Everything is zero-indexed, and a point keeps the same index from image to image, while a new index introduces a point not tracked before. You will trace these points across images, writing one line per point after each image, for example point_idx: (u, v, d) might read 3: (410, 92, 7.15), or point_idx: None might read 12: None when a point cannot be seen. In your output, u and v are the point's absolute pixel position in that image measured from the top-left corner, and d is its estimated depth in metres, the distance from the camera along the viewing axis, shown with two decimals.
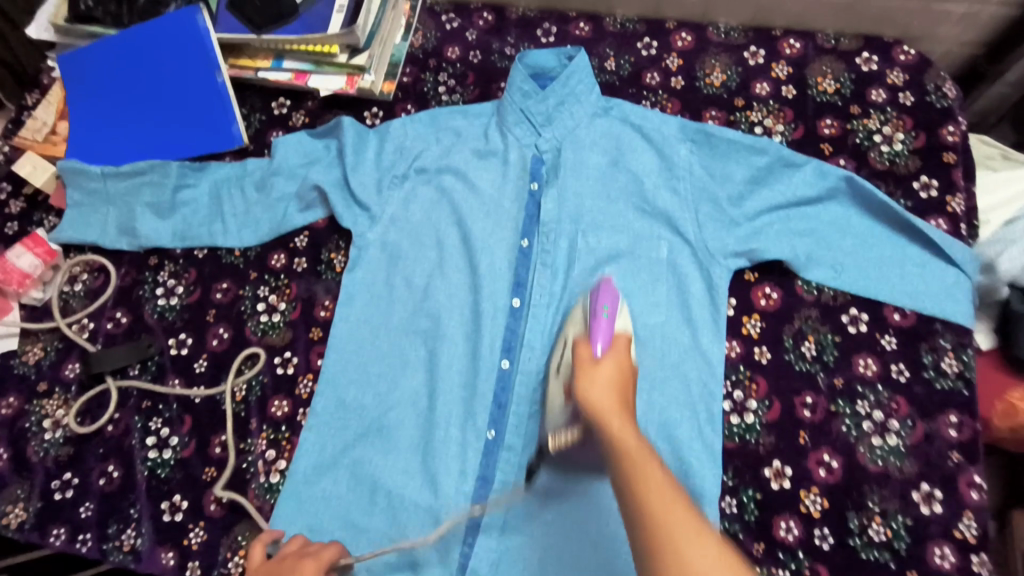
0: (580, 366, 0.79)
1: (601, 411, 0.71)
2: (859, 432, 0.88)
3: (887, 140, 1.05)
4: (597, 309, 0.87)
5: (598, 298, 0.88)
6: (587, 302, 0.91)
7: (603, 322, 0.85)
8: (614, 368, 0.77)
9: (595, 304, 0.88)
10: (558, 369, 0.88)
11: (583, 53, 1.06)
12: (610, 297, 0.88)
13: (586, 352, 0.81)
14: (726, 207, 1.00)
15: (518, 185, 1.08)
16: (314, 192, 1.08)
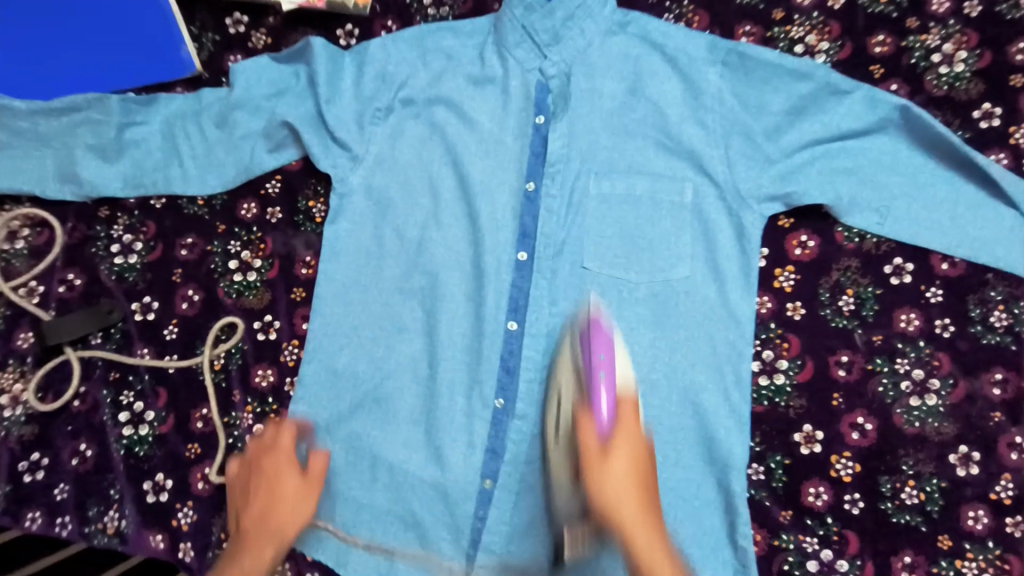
0: (590, 459, 0.69)
1: (628, 528, 0.65)
2: (897, 393, 0.82)
3: (947, 60, 0.91)
4: (592, 359, 0.77)
5: (592, 347, 0.78)
6: (576, 340, 0.81)
7: (602, 382, 0.75)
8: (628, 460, 0.69)
9: (588, 354, 0.78)
10: (556, 439, 0.79)
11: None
12: (604, 345, 0.78)
13: (592, 440, 0.70)
14: (761, 141, 0.88)
15: (522, 118, 0.93)
16: (284, 129, 0.93)
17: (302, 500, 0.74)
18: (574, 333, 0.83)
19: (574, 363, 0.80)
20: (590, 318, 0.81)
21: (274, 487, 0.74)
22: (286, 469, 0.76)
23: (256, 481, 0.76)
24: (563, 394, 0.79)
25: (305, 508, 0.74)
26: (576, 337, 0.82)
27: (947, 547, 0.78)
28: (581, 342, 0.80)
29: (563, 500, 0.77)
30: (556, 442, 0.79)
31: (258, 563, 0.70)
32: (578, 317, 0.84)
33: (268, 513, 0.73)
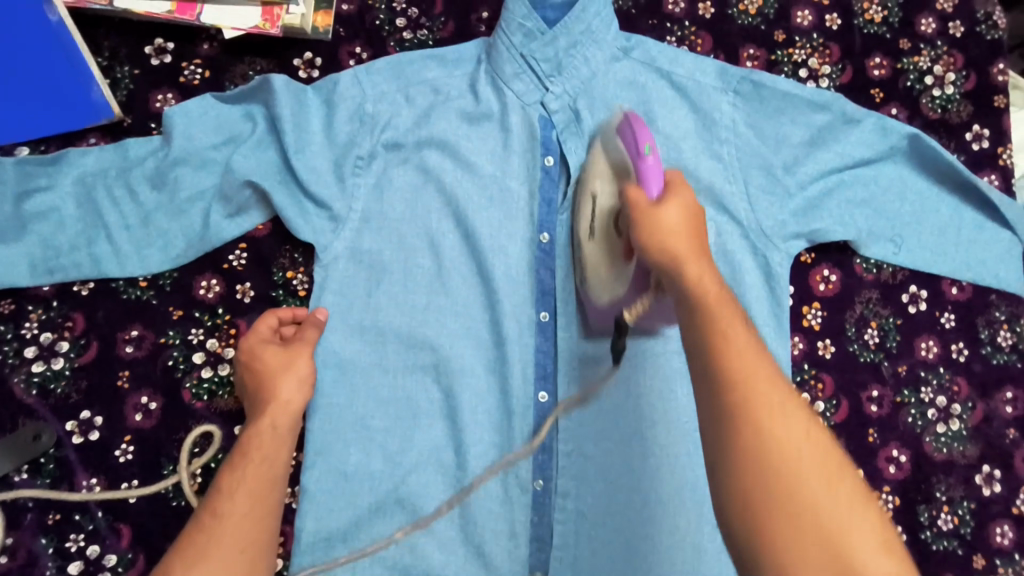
0: (637, 214, 0.61)
1: (679, 259, 0.57)
2: (925, 421, 0.83)
3: (938, 82, 0.91)
4: (638, 149, 0.67)
5: (638, 140, 0.67)
6: (611, 143, 0.74)
7: (648, 164, 0.65)
8: (679, 209, 0.61)
9: (633, 148, 0.67)
10: (592, 231, 0.75)
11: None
12: (647, 134, 0.68)
13: (640, 197, 0.62)
14: (779, 174, 0.83)
15: (527, 160, 0.83)
16: (247, 189, 0.78)
17: (292, 362, 0.70)
18: (607, 137, 0.75)
19: (610, 162, 0.73)
20: (627, 116, 0.71)
21: (260, 362, 0.71)
22: (264, 344, 0.73)
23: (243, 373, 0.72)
24: (596, 185, 0.74)
25: (302, 366, 0.70)
26: (609, 134, 0.75)
27: (982, 567, 0.80)
28: (619, 133, 0.71)
29: (602, 290, 0.73)
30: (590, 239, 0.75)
31: (274, 431, 0.66)
32: (610, 125, 0.75)
33: (267, 389, 0.69)
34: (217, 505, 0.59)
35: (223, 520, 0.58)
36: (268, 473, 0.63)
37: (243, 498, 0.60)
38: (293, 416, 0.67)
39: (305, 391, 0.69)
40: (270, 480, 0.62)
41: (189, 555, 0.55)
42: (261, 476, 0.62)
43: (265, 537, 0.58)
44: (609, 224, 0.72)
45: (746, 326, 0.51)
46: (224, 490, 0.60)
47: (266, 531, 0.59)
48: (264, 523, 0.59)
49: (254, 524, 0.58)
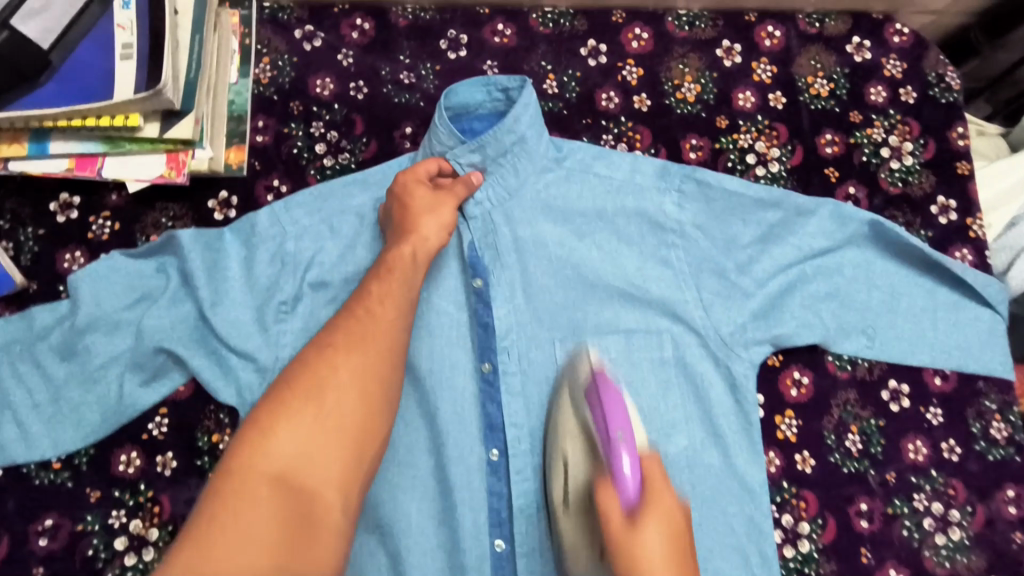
0: (614, 531, 0.60)
1: None
2: (922, 533, 0.76)
3: (895, 154, 0.85)
4: (608, 435, 0.66)
5: (608, 421, 0.67)
6: (578, 395, 0.71)
7: (620, 443, 0.65)
8: (659, 528, 0.59)
9: (603, 428, 0.67)
10: (564, 501, 0.69)
11: (527, 82, 0.74)
12: (617, 410, 0.67)
13: (614, 510, 0.61)
14: (735, 276, 0.77)
15: (455, 287, 0.78)
16: (160, 354, 0.73)
17: (438, 206, 0.74)
18: (573, 388, 0.72)
19: (578, 423, 0.69)
20: (596, 378, 0.70)
21: (412, 202, 0.73)
22: (417, 184, 0.75)
23: (393, 219, 0.74)
24: (567, 453, 0.69)
25: (445, 212, 0.74)
26: (578, 392, 0.71)
27: None
28: (589, 394, 0.69)
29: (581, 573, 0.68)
30: (563, 510, 0.69)
31: (408, 251, 0.70)
32: (577, 373, 0.72)
33: (409, 217, 0.73)
34: (357, 324, 0.64)
35: (347, 348, 0.61)
36: (402, 294, 0.68)
37: (383, 305, 0.66)
38: (426, 254, 0.72)
39: (442, 237, 0.73)
40: (393, 317, 0.65)
41: (312, 379, 0.59)
42: (399, 291, 0.68)
43: (384, 400, 0.61)
44: (586, 502, 0.67)
45: None
46: (370, 295, 0.67)
47: (386, 393, 0.62)
48: (383, 378, 0.62)
49: (374, 372, 0.61)
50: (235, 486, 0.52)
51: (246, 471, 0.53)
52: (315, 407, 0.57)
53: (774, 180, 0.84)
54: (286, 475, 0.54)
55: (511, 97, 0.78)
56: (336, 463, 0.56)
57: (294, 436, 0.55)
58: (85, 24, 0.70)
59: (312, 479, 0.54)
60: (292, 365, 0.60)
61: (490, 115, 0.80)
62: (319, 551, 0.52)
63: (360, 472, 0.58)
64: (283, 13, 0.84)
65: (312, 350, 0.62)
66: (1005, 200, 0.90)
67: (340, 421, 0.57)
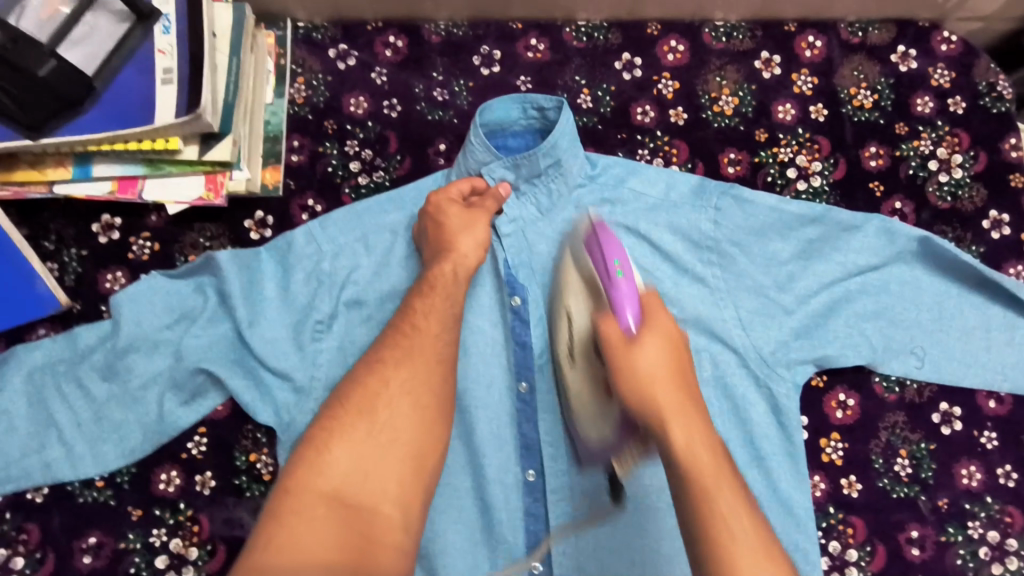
0: (615, 355, 0.61)
1: (665, 417, 0.57)
2: (977, 562, 0.73)
3: (944, 166, 0.82)
4: (606, 265, 0.65)
5: (606, 255, 0.66)
6: (578, 252, 0.70)
7: (621, 284, 0.64)
8: (657, 344, 0.61)
9: (601, 262, 0.66)
10: (570, 357, 0.70)
11: (565, 106, 0.72)
12: (615, 246, 0.66)
13: (614, 334, 0.62)
14: (775, 292, 0.75)
15: (494, 305, 0.77)
16: (199, 374, 0.73)
17: (472, 223, 0.72)
18: (575, 247, 0.71)
19: (579, 270, 0.69)
20: (596, 225, 0.69)
21: (445, 221, 0.72)
22: (449, 202, 0.73)
23: (429, 243, 0.73)
24: (570, 306, 0.69)
25: (479, 229, 0.73)
26: (579, 247, 0.70)
27: None
28: (588, 249, 0.68)
29: (595, 436, 0.68)
30: (570, 362, 0.70)
31: (448, 270, 0.69)
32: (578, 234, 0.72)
33: (443, 237, 0.71)
34: (404, 339, 0.64)
35: (396, 364, 0.62)
36: (446, 313, 0.67)
37: (428, 319, 0.65)
38: (466, 272, 0.70)
39: (479, 254, 0.72)
40: (437, 332, 0.65)
41: (364, 397, 0.60)
42: (442, 306, 0.67)
43: (437, 416, 0.61)
44: (589, 348, 0.68)
45: (733, 480, 0.55)
46: (414, 311, 0.66)
47: (438, 409, 0.62)
48: (433, 393, 0.62)
49: (425, 389, 0.62)
50: (293, 503, 0.55)
51: (303, 489, 0.56)
52: (369, 424, 0.59)
53: (815, 194, 0.82)
54: (341, 493, 0.56)
55: (547, 116, 0.76)
56: (390, 482, 0.58)
57: (348, 455, 0.57)
58: (129, 48, 0.71)
59: (367, 496, 0.57)
60: (344, 380, 0.62)
61: (525, 132, 0.79)
62: (378, 565, 0.54)
63: (416, 489, 0.59)
64: (318, 32, 0.84)
65: (362, 365, 0.63)
66: None
67: (393, 440, 0.59)
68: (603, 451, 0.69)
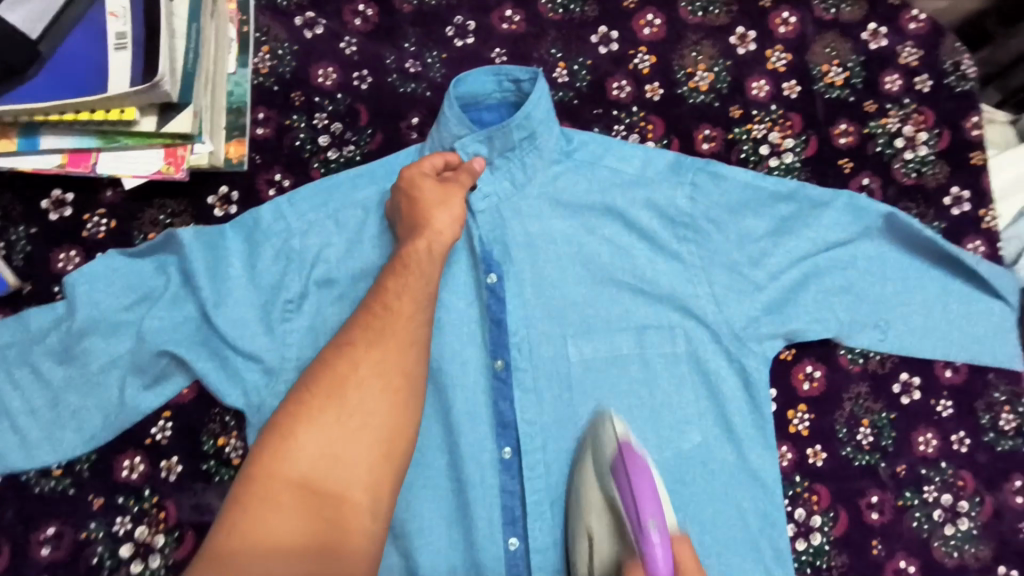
0: None
1: None
2: (932, 524, 0.77)
3: (910, 144, 0.84)
4: (639, 520, 0.67)
5: (641, 508, 0.67)
6: (603, 467, 0.71)
7: (653, 538, 0.64)
8: None
9: (633, 511, 0.67)
10: None
11: (541, 76, 0.72)
12: (649, 499, 0.67)
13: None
14: (747, 268, 0.76)
15: (469, 282, 0.77)
16: (162, 357, 0.71)
17: (447, 199, 0.71)
18: (598, 455, 0.72)
19: (606, 501, 0.70)
20: (623, 448, 0.70)
21: (419, 195, 0.70)
22: (424, 176, 0.71)
23: (404, 219, 0.71)
24: (592, 527, 0.70)
25: (456, 205, 0.71)
26: (603, 467, 0.71)
27: None
28: (619, 481, 0.69)
29: None
30: None
31: (421, 248, 0.67)
32: (603, 443, 0.71)
33: (418, 214, 0.70)
34: (376, 319, 0.61)
35: (367, 344, 0.60)
36: (421, 295, 0.64)
37: (402, 301, 0.63)
38: (441, 248, 0.69)
39: (456, 229, 0.71)
40: (411, 312, 0.63)
41: (333, 380, 0.57)
42: (418, 285, 0.64)
43: (410, 398, 0.59)
44: None
45: None
46: (387, 290, 0.64)
47: (409, 390, 0.59)
48: (405, 374, 0.60)
49: (397, 370, 0.59)
50: (260, 492, 0.53)
51: (269, 477, 0.53)
52: (338, 409, 0.56)
53: (787, 171, 0.83)
54: (309, 480, 0.54)
55: (522, 88, 0.76)
56: (361, 468, 0.55)
57: (316, 441, 0.55)
58: (76, 12, 0.67)
59: (337, 483, 0.54)
60: (313, 362, 0.59)
61: (499, 106, 0.78)
62: (348, 557, 0.52)
63: (388, 474, 0.57)
64: None
65: (331, 347, 0.60)
66: (1013, 189, 0.89)
67: (364, 424, 0.56)
68: None
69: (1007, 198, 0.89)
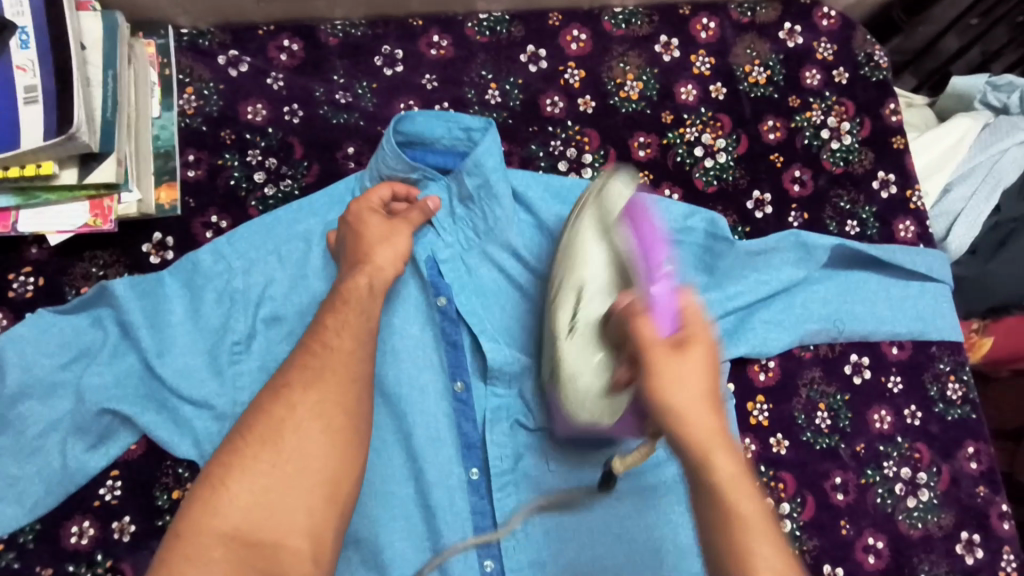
0: (654, 351, 0.55)
1: (704, 442, 0.52)
2: (895, 499, 0.79)
3: (835, 134, 0.88)
4: (651, 268, 0.61)
5: (650, 257, 0.62)
6: (604, 226, 0.67)
7: (661, 283, 0.59)
8: (696, 361, 0.55)
9: (643, 259, 0.62)
10: (571, 328, 0.65)
11: (494, 129, 0.72)
12: (651, 236, 0.64)
13: (653, 333, 0.56)
14: (695, 274, 0.78)
15: (421, 308, 0.76)
16: (104, 416, 0.68)
17: (391, 235, 0.70)
18: (602, 216, 0.67)
19: (610, 256, 0.65)
20: (634, 208, 0.66)
21: (364, 230, 0.69)
22: (371, 211, 0.71)
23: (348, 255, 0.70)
24: (586, 280, 0.65)
25: (398, 241, 0.70)
26: (607, 222, 0.67)
27: None
28: (629, 229, 0.64)
29: (588, 415, 0.65)
30: (569, 337, 0.65)
31: (362, 282, 0.66)
32: (614, 202, 0.67)
33: (361, 250, 0.69)
34: (315, 361, 0.60)
35: (303, 387, 0.58)
36: (363, 333, 0.63)
37: (344, 340, 0.61)
38: (383, 284, 0.67)
39: (397, 266, 0.69)
40: (353, 349, 0.61)
41: (266, 428, 0.56)
42: (361, 322, 0.63)
43: (350, 440, 0.58)
44: (597, 328, 0.64)
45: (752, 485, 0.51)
46: (325, 329, 0.62)
47: (349, 433, 0.58)
48: (345, 414, 0.58)
49: (337, 410, 0.58)
50: (187, 549, 0.50)
51: (198, 531, 0.51)
52: (273, 454, 0.55)
53: (722, 170, 0.85)
54: (241, 532, 0.52)
55: (472, 137, 0.75)
56: (297, 513, 0.53)
57: (248, 490, 0.53)
58: None
59: (272, 531, 0.52)
60: (248, 410, 0.57)
61: (447, 152, 0.76)
62: None
63: (328, 516, 0.55)
64: (204, 38, 0.79)
65: (267, 392, 0.59)
66: (937, 168, 0.94)
67: (301, 468, 0.55)
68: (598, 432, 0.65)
69: (929, 177, 0.94)
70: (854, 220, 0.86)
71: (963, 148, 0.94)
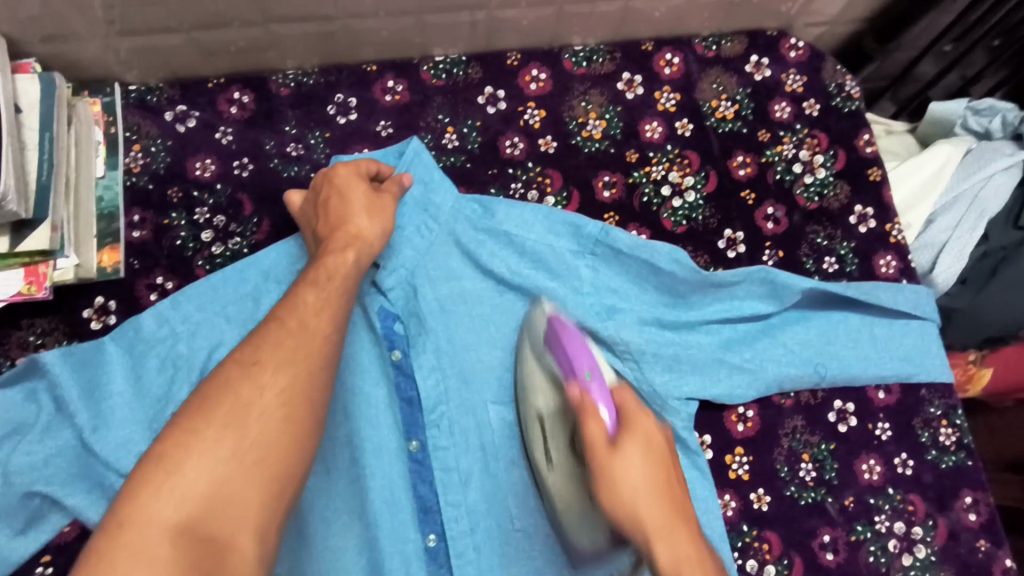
0: (598, 456, 0.52)
1: None
2: (888, 557, 0.74)
3: (808, 168, 0.84)
4: (575, 372, 0.62)
5: (573, 362, 0.63)
6: (544, 358, 0.67)
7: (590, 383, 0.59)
8: (642, 450, 0.51)
9: (569, 370, 0.63)
10: (548, 462, 0.66)
11: (417, 142, 0.75)
12: (579, 352, 0.63)
13: (597, 433, 0.53)
14: (655, 296, 0.76)
15: (372, 358, 0.72)
16: (35, 497, 0.64)
17: (376, 207, 0.67)
18: (536, 346, 0.69)
19: (545, 376, 0.67)
20: (553, 323, 0.67)
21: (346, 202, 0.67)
22: (354, 183, 0.68)
23: None
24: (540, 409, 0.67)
25: (384, 214, 0.67)
26: (540, 348, 0.68)
27: None
28: (551, 348, 0.66)
29: (585, 537, 0.65)
30: (550, 469, 0.66)
31: (347, 260, 0.62)
32: (536, 326, 0.70)
33: (339, 216, 0.66)
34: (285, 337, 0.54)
35: (275, 367, 0.51)
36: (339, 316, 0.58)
37: (318, 318, 0.56)
38: None
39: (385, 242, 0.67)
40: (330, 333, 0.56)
41: (230, 405, 0.48)
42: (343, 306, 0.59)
43: (311, 430, 0.51)
44: (567, 454, 0.64)
45: None
46: None
47: (312, 425, 0.51)
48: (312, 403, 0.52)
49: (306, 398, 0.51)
50: (124, 540, 0.42)
51: (139, 519, 0.43)
52: (237, 435, 0.47)
53: (691, 210, 0.82)
54: (192, 524, 0.44)
55: None
56: (252, 505, 0.46)
57: (207, 473, 0.45)
58: None
59: (225, 527, 0.44)
60: (209, 382, 0.50)
61: None
62: None
63: (279, 517, 0.48)
64: (151, 94, 0.77)
65: (232, 368, 0.51)
66: (921, 199, 0.90)
67: (265, 457, 0.47)
68: (598, 554, 0.65)
69: (911, 208, 0.89)
70: (832, 257, 0.82)
71: (943, 177, 0.90)
